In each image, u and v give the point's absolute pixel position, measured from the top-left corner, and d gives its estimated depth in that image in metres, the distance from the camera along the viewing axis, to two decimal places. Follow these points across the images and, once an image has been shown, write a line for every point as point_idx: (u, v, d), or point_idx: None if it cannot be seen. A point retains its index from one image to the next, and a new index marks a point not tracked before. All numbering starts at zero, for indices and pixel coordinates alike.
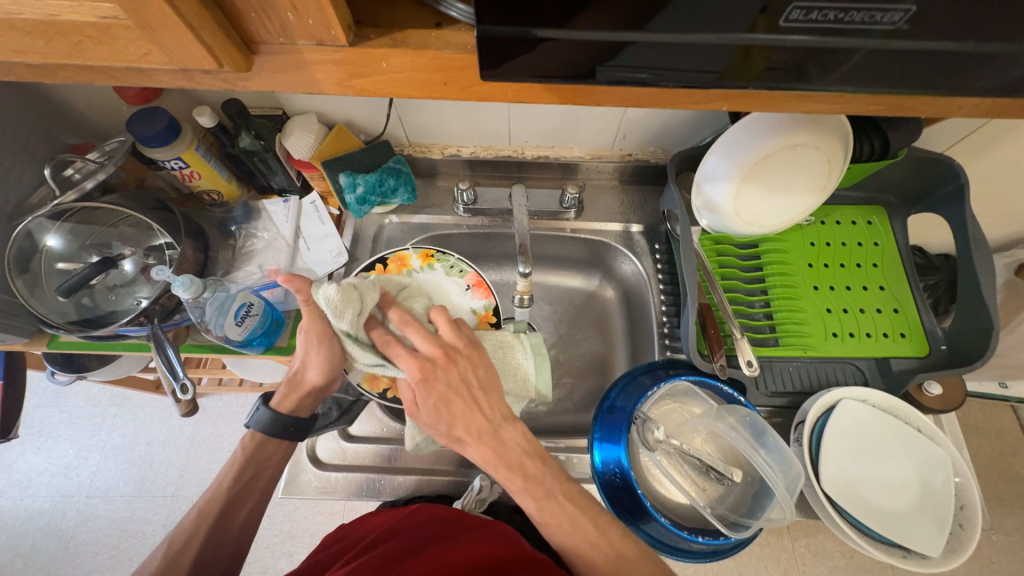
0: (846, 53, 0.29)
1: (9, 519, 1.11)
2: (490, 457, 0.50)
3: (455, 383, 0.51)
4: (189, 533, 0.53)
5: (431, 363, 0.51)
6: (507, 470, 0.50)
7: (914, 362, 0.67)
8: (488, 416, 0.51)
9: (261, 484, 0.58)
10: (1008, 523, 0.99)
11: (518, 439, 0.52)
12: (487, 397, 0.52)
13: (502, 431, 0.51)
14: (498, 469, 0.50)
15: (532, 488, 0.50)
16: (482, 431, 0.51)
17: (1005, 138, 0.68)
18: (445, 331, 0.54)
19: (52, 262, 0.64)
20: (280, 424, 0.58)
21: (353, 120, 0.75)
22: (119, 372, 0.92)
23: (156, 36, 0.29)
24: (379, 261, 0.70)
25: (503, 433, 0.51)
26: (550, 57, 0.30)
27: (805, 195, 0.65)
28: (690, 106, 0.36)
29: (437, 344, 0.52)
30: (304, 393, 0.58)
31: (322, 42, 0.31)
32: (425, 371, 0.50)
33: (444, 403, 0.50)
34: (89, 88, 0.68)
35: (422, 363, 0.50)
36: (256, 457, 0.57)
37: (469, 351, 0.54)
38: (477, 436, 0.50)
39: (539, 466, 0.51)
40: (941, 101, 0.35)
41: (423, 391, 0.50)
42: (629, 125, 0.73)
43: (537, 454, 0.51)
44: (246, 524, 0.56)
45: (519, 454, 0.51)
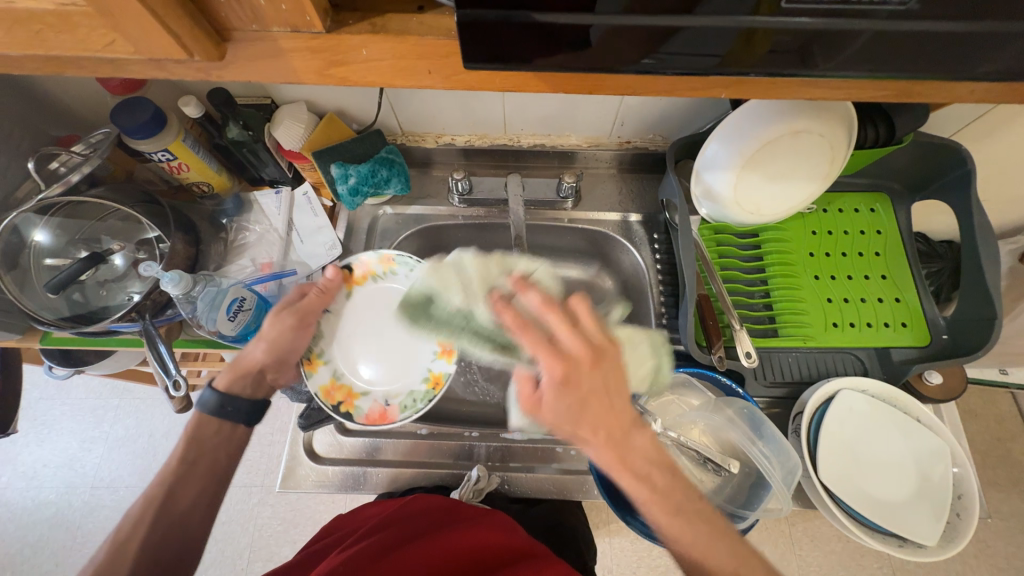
0: (857, 33, 0.28)
1: (16, 510, 1.12)
2: (616, 462, 0.44)
3: (596, 388, 0.44)
4: (136, 518, 0.49)
5: (574, 365, 0.45)
6: (631, 478, 0.43)
7: (915, 352, 0.66)
8: (619, 419, 0.44)
9: (205, 464, 0.54)
10: (1003, 507, 1.00)
11: (647, 446, 0.45)
12: (621, 400, 0.45)
13: (631, 436, 0.44)
14: (623, 477, 0.44)
15: (664, 502, 0.43)
16: (612, 432, 0.44)
17: (1013, 121, 0.66)
18: (589, 326, 0.47)
19: (40, 258, 0.63)
20: (218, 402, 0.57)
21: (344, 109, 0.73)
22: (117, 366, 0.92)
23: (121, 25, 0.27)
24: (341, 267, 0.69)
25: (633, 438, 0.45)
26: (539, 43, 0.28)
27: (808, 183, 0.63)
28: (687, 93, 0.35)
29: (582, 342, 0.45)
30: (247, 374, 0.59)
31: (297, 28, 0.30)
32: (568, 373, 0.44)
33: (582, 405, 0.44)
34: (69, 77, 0.66)
35: (565, 362, 0.44)
36: (198, 438, 0.55)
37: (607, 349, 0.46)
38: (607, 438, 0.44)
39: (666, 476, 0.44)
40: (951, 85, 0.33)
41: (563, 386, 0.44)
42: (627, 112, 0.71)
43: (669, 466, 0.45)
44: (194, 505, 0.52)
45: (645, 461, 0.44)
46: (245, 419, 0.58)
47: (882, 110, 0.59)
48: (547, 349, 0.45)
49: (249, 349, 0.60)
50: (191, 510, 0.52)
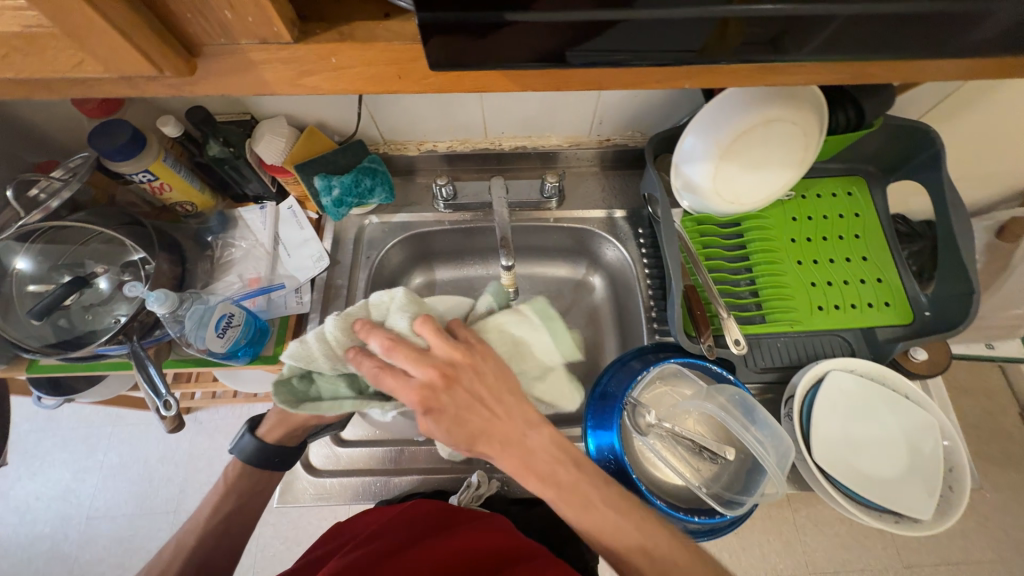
0: (817, 19, 0.29)
1: (10, 547, 1.10)
2: (520, 468, 0.47)
3: (462, 405, 0.47)
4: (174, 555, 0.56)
5: (431, 390, 0.46)
6: (539, 483, 0.47)
7: (899, 330, 0.67)
8: (507, 429, 0.47)
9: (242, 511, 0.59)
10: (999, 479, 1.01)
11: (547, 446, 0.48)
12: (505, 406, 0.48)
13: (525, 438, 0.48)
14: (530, 480, 0.47)
15: (568, 497, 0.46)
16: (506, 442, 0.47)
17: (978, 100, 0.69)
18: (415, 368, 0.46)
19: (23, 285, 0.62)
20: (263, 453, 0.59)
21: (324, 121, 0.73)
22: (108, 392, 0.91)
23: (87, 44, 0.28)
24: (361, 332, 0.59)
25: (529, 443, 0.48)
26: (504, 44, 0.29)
27: (783, 170, 0.64)
28: (654, 85, 0.35)
29: (430, 364, 0.47)
30: (295, 427, 0.60)
31: (266, 40, 0.30)
32: (428, 400, 0.46)
33: (456, 425, 0.46)
34: (44, 103, 0.66)
35: (421, 389, 0.46)
36: (236, 486, 0.60)
37: (470, 361, 0.49)
38: (505, 449, 0.47)
39: (570, 470, 0.47)
40: (910, 67, 0.34)
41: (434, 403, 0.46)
42: (605, 109, 0.72)
43: (570, 461, 0.48)
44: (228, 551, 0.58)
45: (551, 463, 0.47)
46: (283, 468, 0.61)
47: (850, 96, 0.61)
48: (416, 365, 0.46)
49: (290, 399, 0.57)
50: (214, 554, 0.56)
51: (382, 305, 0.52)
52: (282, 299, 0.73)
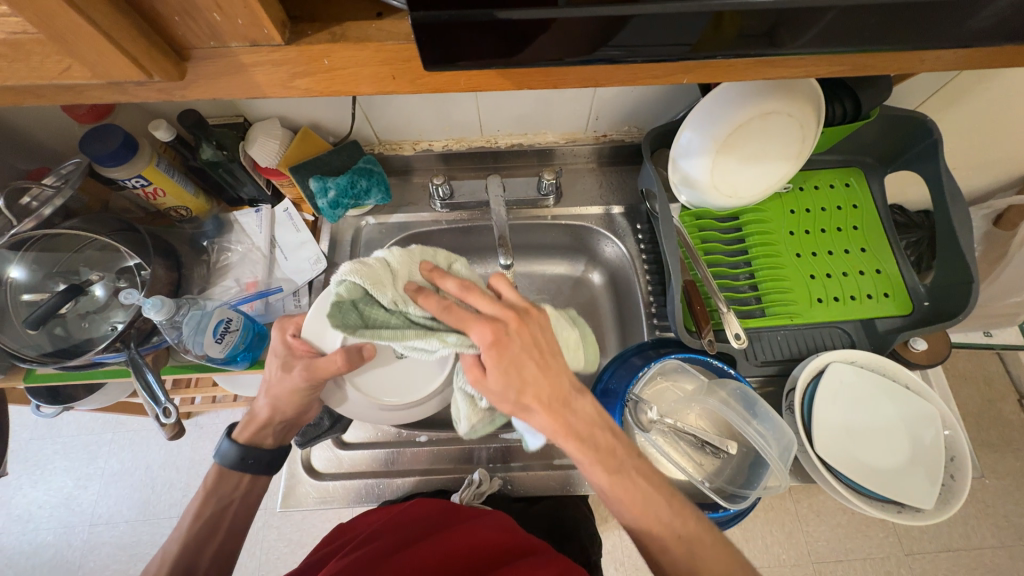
0: (816, 12, 0.29)
1: (13, 556, 1.10)
2: (560, 427, 0.47)
3: (523, 352, 0.46)
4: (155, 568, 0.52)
5: (501, 325, 0.45)
6: (576, 442, 0.47)
7: (898, 321, 0.67)
8: (559, 384, 0.47)
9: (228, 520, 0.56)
10: (999, 466, 1.02)
11: (589, 411, 0.49)
12: (556, 362, 0.48)
13: (571, 399, 0.48)
14: (568, 441, 0.47)
15: (603, 460, 0.47)
16: (555, 398, 0.47)
17: (975, 88, 0.68)
18: (488, 307, 0.47)
19: (17, 294, 0.62)
20: (239, 455, 0.57)
21: (318, 122, 0.73)
22: (108, 399, 0.91)
23: (72, 49, 0.27)
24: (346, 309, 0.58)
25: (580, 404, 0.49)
26: (499, 42, 0.29)
27: (781, 163, 0.64)
28: (652, 81, 0.35)
29: (507, 306, 0.47)
30: (264, 426, 0.58)
31: (257, 43, 0.30)
32: (499, 335, 0.45)
33: (512, 369, 0.45)
34: (34, 109, 0.65)
35: (493, 324, 0.45)
36: (217, 490, 0.56)
37: (540, 313, 0.49)
38: (548, 405, 0.46)
39: (607, 435, 0.48)
40: (911, 57, 0.34)
41: (507, 336, 0.45)
42: (601, 105, 0.72)
43: (606, 426, 0.49)
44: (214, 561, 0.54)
45: (589, 426, 0.48)
46: (264, 470, 0.58)
47: (847, 87, 0.61)
48: (491, 303, 0.47)
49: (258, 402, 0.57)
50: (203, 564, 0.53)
51: (452, 261, 0.54)
52: (280, 302, 0.73)
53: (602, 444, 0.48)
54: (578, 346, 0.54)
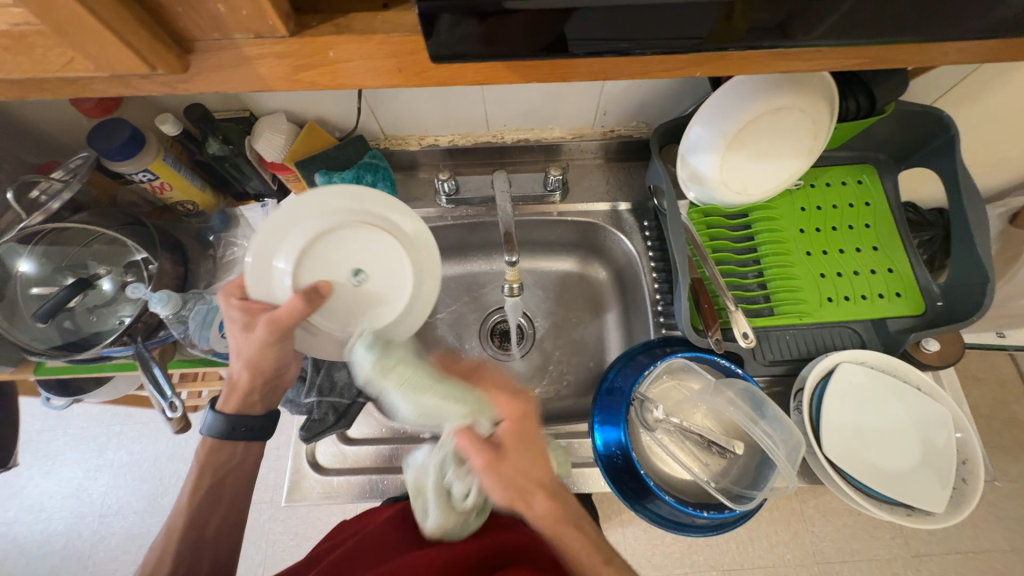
0: (830, 4, 0.28)
1: (25, 544, 1.12)
2: (554, 514, 0.50)
3: (530, 432, 0.53)
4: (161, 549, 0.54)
5: (523, 404, 0.54)
6: (570, 531, 0.49)
7: (911, 321, 0.66)
8: (548, 469, 0.52)
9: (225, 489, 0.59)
10: (1011, 469, 1.00)
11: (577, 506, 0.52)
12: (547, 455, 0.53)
13: (563, 490, 0.52)
14: (564, 529, 0.49)
15: (602, 551, 0.49)
16: (546, 486, 0.51)
17: (994, 83, 0.67)
18: (516, 387, 0.55)
19: (26, 287, 0.62)
20: (228, 424, 0.58)
21: (324, 117, 0.72)
22: (116, 392, 0.91)
23: (75, 41, 0.27)
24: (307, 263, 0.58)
25: (569, 496, 0.52)
26: (505, 33, 0.28)
27: (792, 159, 0.63)
28: (661, 74, 0.34)
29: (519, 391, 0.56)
30: (247, 392, 0.58)
31: (260, 34, 0.30)
32: (519, 411, 0.53)
33: (519, 446, 0.51)
34: (42, 103, 0.65)
35: (520, 402, 0.53)
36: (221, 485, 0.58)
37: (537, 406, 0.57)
38: (545, 491, 0.50)
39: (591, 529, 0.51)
40: (928, 50, 0.33)
41: (521, 416, 0.53)
42: (609, 100, 0.71)
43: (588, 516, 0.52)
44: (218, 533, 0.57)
45: (576, 514, 0.51)
46: (257, 437, 0.60)
47: (861, 81, 0.59)
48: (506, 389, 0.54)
49: (235, 369, 0.58)
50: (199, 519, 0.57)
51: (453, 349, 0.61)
52: None
53: (590, 534, 0.50)
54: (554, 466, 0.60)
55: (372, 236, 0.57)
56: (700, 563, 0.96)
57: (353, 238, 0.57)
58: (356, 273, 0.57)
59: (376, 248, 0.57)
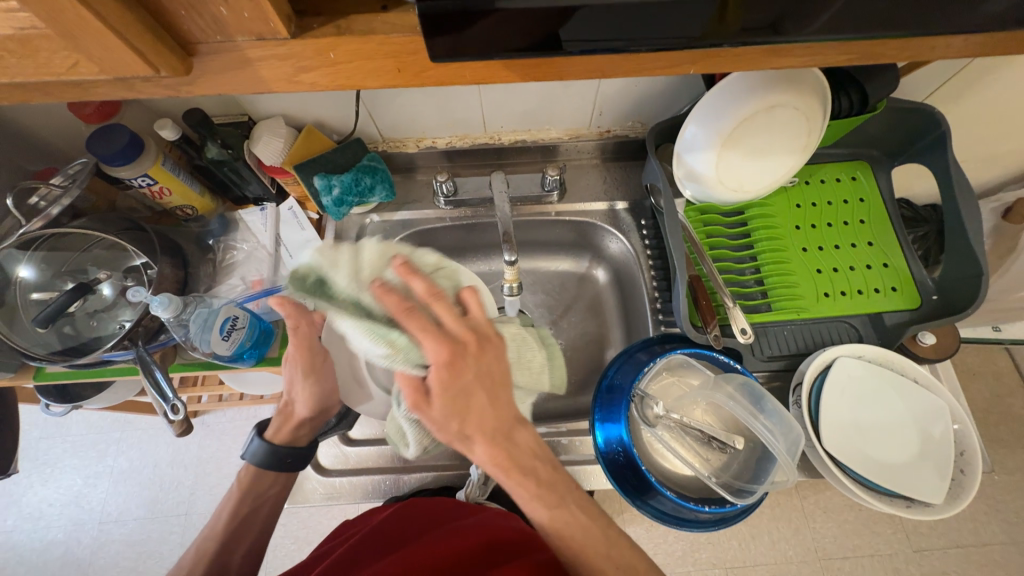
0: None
1: (24, 553, 1.11)
2: (502, 460, 0.44)
3: (477, 378, 0.43)
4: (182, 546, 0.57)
5: (461, 348, 0.42)
6: (520, 476, 0.45)
7: (907, 315, 0.67)
8: (504, 415, 0.44)
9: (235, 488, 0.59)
10: (1009, 462, 1.01)
11: (530, 443, 0.46)
12: (505, 395, 0.44)
13: (514, 432, 0.45)
14: (513, 476, 0.45)
15: (546, 496, 0.46)
16: (497, 432, 0.44)
17: (985, 79, 0.68)
18: (451, 323, 0.43)
19: (26, 293, 0.62)
20: (274, 454, 0.58)
21: (322, 120, 0.73)
22: (116, 398, 0.91)
23: (80, 44, 0.27)
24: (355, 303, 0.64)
25: (517, 436, 0.45)
26: (503, 31, 0.28)
27: (787, 156, 0.64)
28: (658, 72, 0.35)
29: (466, 327, 0.43)
30: (300, 424, 0.59)
31: (263, 36, 0.30)
32: (455, 354, 0.42)
33: (458, 395, 0.42)
34: (41, 109, 0.65)
35: (452, 345, 0.42)
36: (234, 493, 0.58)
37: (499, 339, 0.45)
38: (490, 437, 0.43)
39: (552, 469, 0.47)
40: (919, 44, 0.33)
41: (455, 365, 0.42)
42: (605, 100, 0.71)
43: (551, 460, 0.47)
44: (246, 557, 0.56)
45: (530, 458, 0.46)
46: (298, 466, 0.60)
47: (854, 79, 0.60)
48: (433, 333, 0.42)
49: (292, 400, 0.58)
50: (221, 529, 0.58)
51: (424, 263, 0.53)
52: None
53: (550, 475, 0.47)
54: (543, 368, 0.56)
55: None
56: (702, 561, 0.96)
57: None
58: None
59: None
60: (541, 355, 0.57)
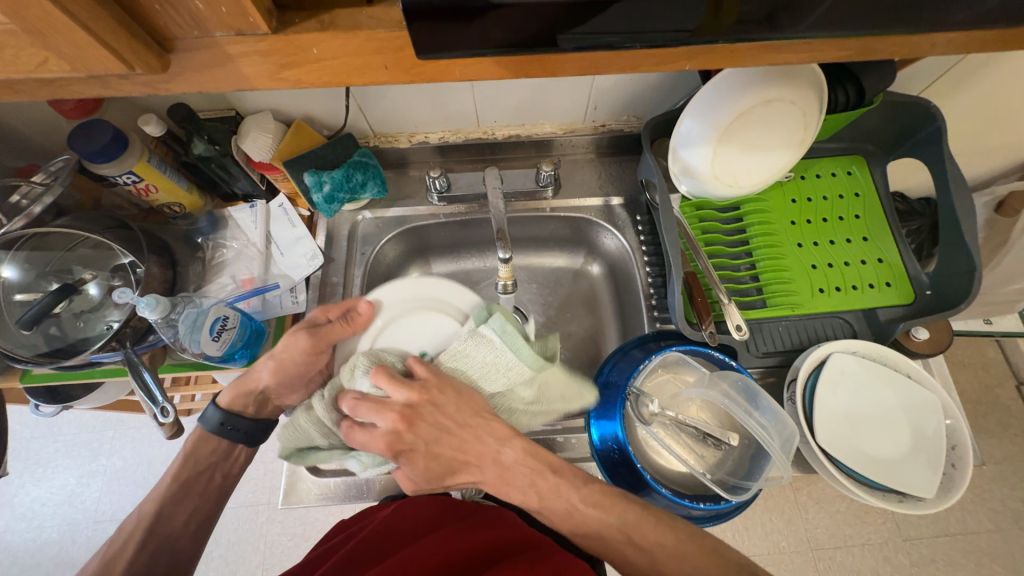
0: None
1: (18, 552, 1.10)
2: (496, 479, 0.56)
3: (430, 439, 0.55)
4: (128, 532, 0.52)
5: (397, 434, 0.53)
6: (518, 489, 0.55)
7: (900, 310, 0.67)
8: (480, 450, 0.55)
9: (201, 483, 0.57)
10: (997, 452, 1.03)
11: (518, 458, 0.55)
12: (469, 429, 0.55)
13: (499, 454, 0.55)
14: (511, 492, 0.56)
15: (549, 499, 0.54)
16: (484, 458, 0.56)
17: (980, 73, 0.67)
18: (381, 422, 0.52)
19: (10, 294, 0.61)
20: (221, 420, 0.59)
21: (312, 115, 0.71)
22: (107, 397, 0.90)
23: (49, 41, 0.26)
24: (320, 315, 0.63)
25: (503, 457, 0.56)
26: (493, 26, 0.27)
27: (782, 152, 0.63)
28: (651, 69, 0.34)
29: (391, 411, 0.52)
30: (247, 394, 0.60)
31: (242, 32, 0.29)
32: (396, 444, 0.53)
33: (430, 459, 0.56)
34: (20, 104, 0.63)
35: (389, 437, 0.53)
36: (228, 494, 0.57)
37: (426, 398, 0.54)
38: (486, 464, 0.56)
39: (547, 480, 0.55)
40: (915, 40, 0.33)
41: (404, 440, 0.54)
42: (600, 95, 0.70)
43: (545, 468, 0.55)
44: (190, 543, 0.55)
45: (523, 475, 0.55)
46: (245, 439, 0.60)
47: (849, 73, 0.60)
48: (373, 439, 0.53)
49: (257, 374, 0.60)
50: (182, 530, 0.55)
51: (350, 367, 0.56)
52: (277, 299, 0.72)
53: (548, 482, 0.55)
54: (511, 364, 0.56)
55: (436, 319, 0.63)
56: None
57: (423, 321, 0.63)
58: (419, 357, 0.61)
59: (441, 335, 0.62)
60: (506, 353, 0.56)
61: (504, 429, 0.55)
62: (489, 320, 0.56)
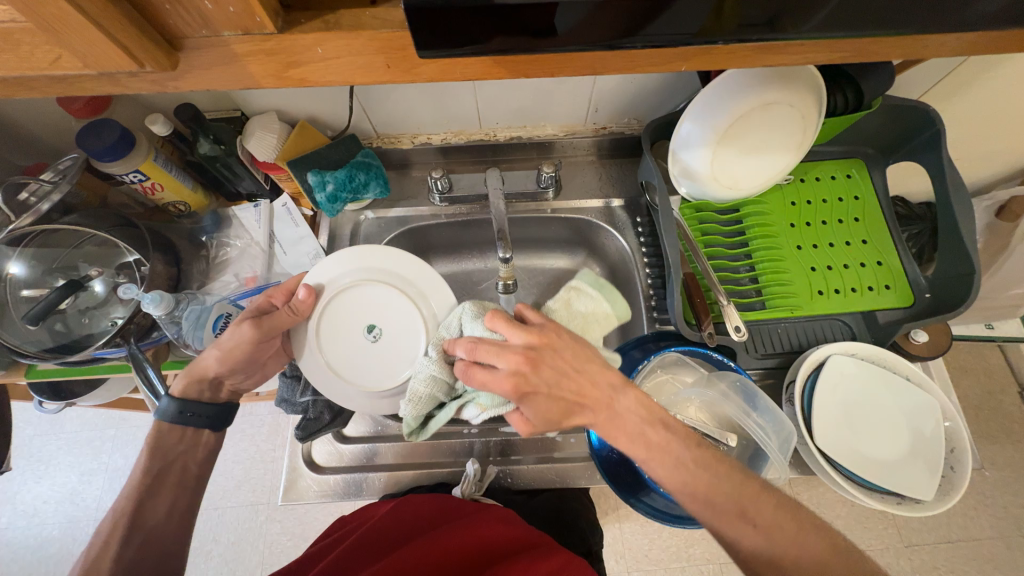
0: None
1: (19, 549, 1.11)
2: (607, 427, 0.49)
3: (553, 382, 0.48)
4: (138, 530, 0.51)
5: (522, 376, 0.47)
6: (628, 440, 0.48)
7: (899, 313, 0.67)
8: (596, 396, 0.49)
9: (174, 475, 0.55)
10: (999, 458, 1.02)
11: (633, 406, 0.49)
12: (586, 371, 0.49)
13: (615, 400, 0.49)
14: (619, 441, 0.49)
15: (659, 456, 0.47)
16: (599, 406, 0.49)
17: (979, 78, 0.68)
18: (506, 363, 0.47)
19: (17, 290, 0.61)
20: (177, 409, 0.56)
21: (316, 116, 0.72)
22: (110, 395, 0.91)
23: (62, 38, 0.27)
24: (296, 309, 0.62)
25: (618, 404, 0.49)
26: (496, 25, 0.28)
27: (781, 154, 0.64)
28: (649, 69, 0.35)
29: (514, 352, 0.47)
30: (201, 379, 0.57)
31: (249, 31, 0.30)
32: (521, 387, 0.47)
33: (551, 402, 0.48)
34: (30, 103, 0.65)
35: (514, 379, 0.46)
36: None
37: (546, 340, 0.48)
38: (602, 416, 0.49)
39: (660, 432, 0.48)
40: (912, 41, 0.33)
41: (528, 384, 0.47)
42: (601, 97, 0.71)
43: (658, 420, 0.49)
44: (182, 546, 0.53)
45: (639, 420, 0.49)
46: (211, 424, 0.58)
47: (848, 77, 0.60)
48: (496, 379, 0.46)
49: (205, 356, 0.57)
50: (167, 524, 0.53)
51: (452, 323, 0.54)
52: None
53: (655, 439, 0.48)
54: (608, 316, 0.53)
55: (381, 292, 0.60)
56: (697, 557, 0.96)
57: (369, 293, 0.61)
58: (372, 329, 0.60)
59: (390, 305, 0.60)
60: (600, 304, 0.53)
61: (618, 375, 0.50)
62: (579, 272, 0.54)
